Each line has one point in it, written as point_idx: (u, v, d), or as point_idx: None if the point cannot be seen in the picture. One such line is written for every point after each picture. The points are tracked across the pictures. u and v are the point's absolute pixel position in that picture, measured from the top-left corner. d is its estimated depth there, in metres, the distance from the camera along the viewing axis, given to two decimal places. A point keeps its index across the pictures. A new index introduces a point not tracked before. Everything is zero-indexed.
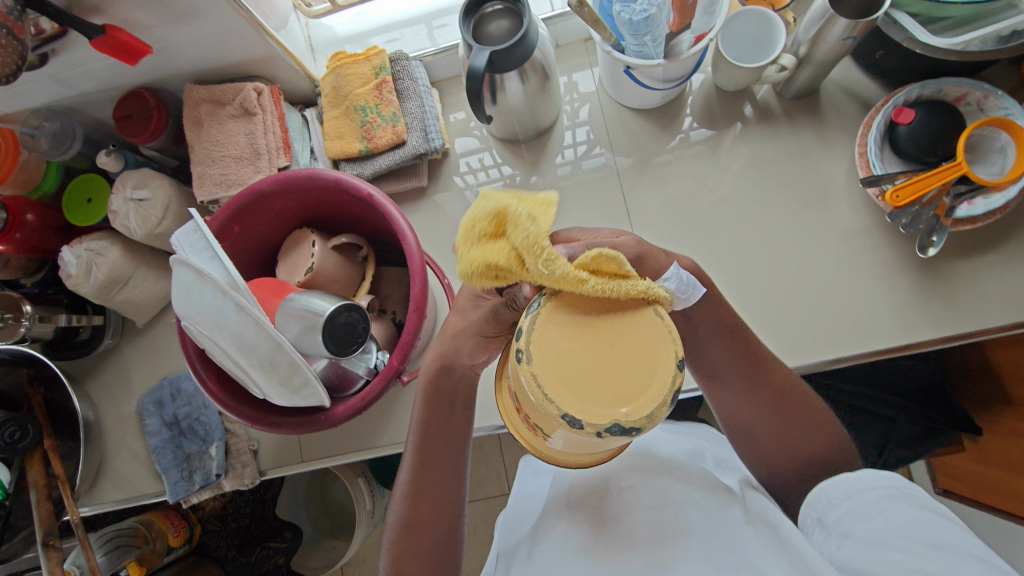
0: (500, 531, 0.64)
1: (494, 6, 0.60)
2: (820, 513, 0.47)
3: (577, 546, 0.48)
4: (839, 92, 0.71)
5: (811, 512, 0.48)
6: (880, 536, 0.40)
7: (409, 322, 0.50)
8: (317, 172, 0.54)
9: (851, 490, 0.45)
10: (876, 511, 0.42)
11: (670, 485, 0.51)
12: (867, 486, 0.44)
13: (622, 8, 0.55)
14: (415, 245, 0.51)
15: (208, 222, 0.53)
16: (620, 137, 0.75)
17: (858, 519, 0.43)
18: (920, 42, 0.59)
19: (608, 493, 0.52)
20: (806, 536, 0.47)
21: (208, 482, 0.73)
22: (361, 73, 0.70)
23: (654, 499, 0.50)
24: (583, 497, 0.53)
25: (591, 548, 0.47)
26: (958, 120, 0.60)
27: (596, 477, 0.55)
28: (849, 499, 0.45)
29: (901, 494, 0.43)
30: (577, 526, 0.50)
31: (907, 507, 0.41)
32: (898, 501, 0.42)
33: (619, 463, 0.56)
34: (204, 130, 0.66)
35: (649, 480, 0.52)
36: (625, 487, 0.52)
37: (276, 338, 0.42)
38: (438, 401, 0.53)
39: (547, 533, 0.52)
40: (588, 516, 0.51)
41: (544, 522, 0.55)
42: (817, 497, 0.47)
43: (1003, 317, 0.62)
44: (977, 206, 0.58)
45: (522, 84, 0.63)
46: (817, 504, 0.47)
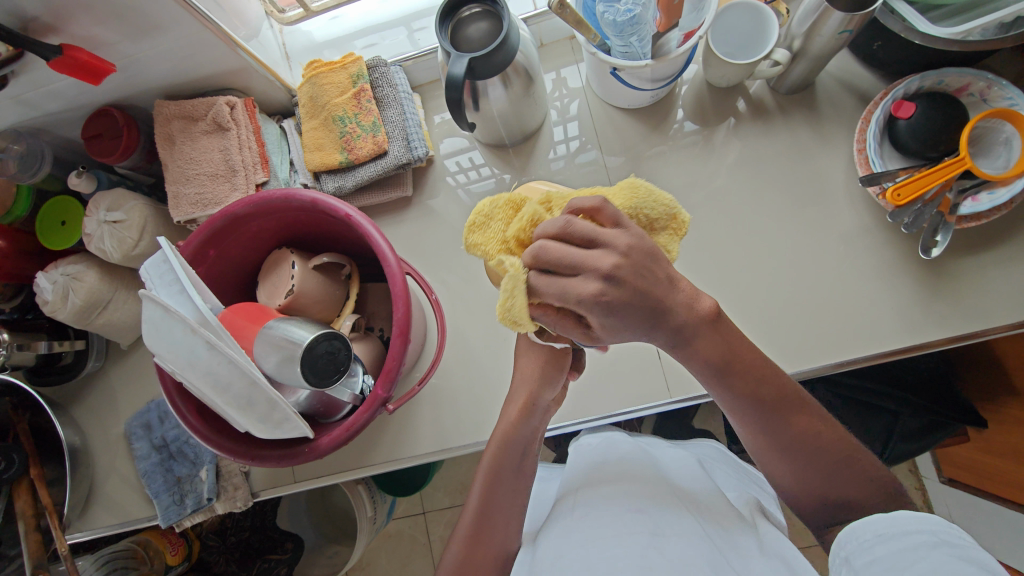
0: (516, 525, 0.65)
1: (471, 9, 0.57)
2: (847, 554, 0.41)
3: (589, 533, 0.48)
4: (836, 85, 0.68)
5: (838, 552, 0.42)
6: None
7: (393, 348, 0.48)
8: (292, 192, 0.51)
9: (886, 532, 0.39)
10: (911, 560, 0.36)
11: (673, 502, 0.52)
12: (904, 529, 0.39)
13: (605, 9, 0.52)
14: (396, 265, 0.49)
15: (182, 248, 0.51)
16: (611, 140, 0.73)
17: (887, 564, 0.38)
18: (919, 32, 0.57)
19: (615, 512, 0.50)
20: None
21: (200, 505, 0.71)
22: (338, 81, 0.67)
23: (662, 522, 0.48)
24: (589, 511, 0.51)
25: (597, 538, 0.47)
26: (961, 113, 0.58)
27: (605, 494, 0.53)
28: (883, 545, 0.39)
29: (934, 542, 0.37)
30: (582, 537, 0.48)
31: (939, 555, 0.35)
32: (934, 550, 0.36)
33: (628, 473, 0.56)
34: (177, 147, 0.64)
35: (654, 493, 0.53)
36: (633, 509, 0.50)
37: (252, 376, 0.40)
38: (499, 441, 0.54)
39: (555, 528, 0.53)
40: (596, 528, 0.48)
41: (554, 519, 0.55)
42: (843, 536, 0.42)
43: (1010, 315, 0.60)
44: (982, 202, 0.56)
45: (505, 90, 0.61)
46: (844, 545, 0.42)
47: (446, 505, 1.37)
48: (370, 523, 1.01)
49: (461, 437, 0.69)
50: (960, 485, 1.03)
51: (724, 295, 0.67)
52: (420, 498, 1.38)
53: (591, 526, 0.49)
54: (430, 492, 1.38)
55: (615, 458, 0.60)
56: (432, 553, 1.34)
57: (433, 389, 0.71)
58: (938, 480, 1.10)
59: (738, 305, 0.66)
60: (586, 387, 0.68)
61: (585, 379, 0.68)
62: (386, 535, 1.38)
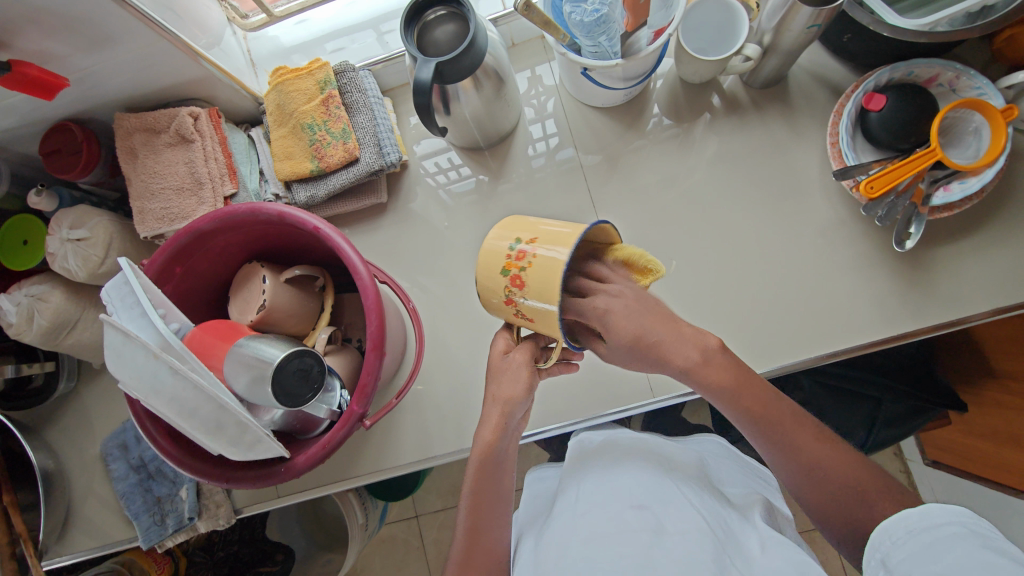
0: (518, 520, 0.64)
1: (436, 12, 0.56)
2: (883, 555, 0.38)
3: (596, 525, 0.48)
4: (808, 78, 0.68)
5: (870, 553, 0.39)
6: None
7: (368, 363, 0.47)
8: (258, 206, 0.49)
9: (917, 527, 0.37)
10: (944, 552, 0.35)
11: (678, 492, 0.52)
12: (934, 522, 0.37)
13: (572, 9, 0.52)
14: (368, 278, 0.47)
15: (146, 267, 0.50)
16: (586, 139, 0.72)
17: (922, 561, 0.35)
18: (887, 25, 0.57)
19: (617, 510, 0.50)
20: None
21: (182, 526, 0.70)
22: (305, 88, 0.66)
23: (663, 518, 0.47)
24: (593, 507, 0.51)
25: (603, 531, 0.47)
26: (931, 104, 0.58)
27: (603, 490, 0.53)
28: (915, 540, 0.37)
29: (967, 533, 0.35)
30: (584, 537, 0.47)
31: (973, 546, 0.34)
32: (967, 541, 0.34)
33: (632, 466, 0.56)
34: (140, 161, 0.62)
35: (659, 484, 0.53)
36: (635, 504, 0.50)
37: (220, 401, 0.39)
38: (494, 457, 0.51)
39: (560, 519, 0.53)
40: (599, 526, 0.48)
41: (558, 510, 0.55)
42: (876, 536, 0.39)
43: (986, 304, 0.61)
44: (954, 192, 0.57)
45: (476, 93, 0.60)
46: (878, 545, 0.39)
47: (438, 508, 1.36)
48: (361, 530, 1.00)
49: (445, 445, 0.69)
50: (943, 466, 1.05)
51: (705, 292, 0.67)
52: (412, 501, 1.37)
53: (591, 523, 0.49)
54: (422, 495, 1.37)
55: (620, 449, 0.60)
56: (426, 555, 1.34)
57: (416, 398, 0.70)
58: (922, 462, 1.12)
59: (720, 302, 0.66)
60: (569, 388, 0.68)
61: (566, 381, 0.68)
62: (379, 540, 1.37)
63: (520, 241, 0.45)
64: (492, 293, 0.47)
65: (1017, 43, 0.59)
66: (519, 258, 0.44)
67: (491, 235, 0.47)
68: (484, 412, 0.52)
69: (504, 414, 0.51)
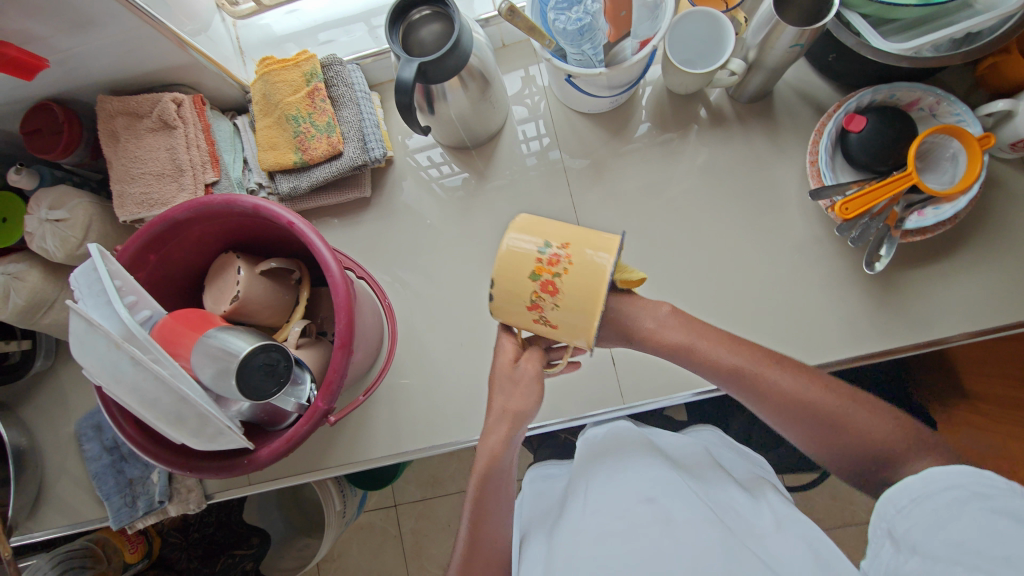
0: (527, 505, 0.63)
1: (421, 11, 0.55)
2: (889, 524, 0.42)
3: (609, 525, 0.48)
4: (794, 95, 0.68)
5: (878, 523, 0.42)
6: (954, 555, 0.36)
7: (334, 360, 0.47)
8: (233, 199, 0.49)
9: (921, 497, 0.40)
10: (949, 518, 0.38)
11: (688, 490, 0.51)
12: (938, 489, 0.39)
13: (556, 16, 0.52)
14: (339, 276, 0.48)
15: (120, 254, 0.50)
16: (571, 144, 0.72)
17: (927, 531, 0.38)
18: (870, 47, 0.57)
19: (627, 504, 0.50)
20: (874, 550, 0.42)
21: (152, 508, 0.71)
22: (291, 79, 0.65)
23: (673, 509, 0.48)
24: (603, 507, 0.51)
25: (615, 533, 0.47)
26: (910, 128, 0.58)
27: (612, 482, 0.54)
28: (920, 508, 0.40)
29: (969, 496, 0.38)
30: (594, 534, 0.48)
31: (974, 511, 0.37)
32: (969, 506, 0.37)
33: (644, 462, 0.56)
34: (121, 145, 0.61)
35: (669, 479, 0.52)
36: (644, 501, 0.50)
37: (181, 393, 0.39)
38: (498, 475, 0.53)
39: (573, 517, 0.53)
40: (608, 522, 0.49)
41: (570, 508, 0.55)
42: (880, 507, 0.43)
43: (954, 328, 0.62)
44: (927, 217, 0.57)
45: (461, 92, 0.60)
46: (884, 516, 0.42)
47: (416, 498, 1.38)
48: (338, 517, 1.01)
49: (417, 441, 0.70)
50: None
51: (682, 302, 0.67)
52: (391, 490, 1.38)
53: (601, 520, 0.49)
54: (401, 485, 1.38)
55: (629, 445, 0.60)
56: (402, 544, 1.36)
57: (390, 393, 0.71)
58: None
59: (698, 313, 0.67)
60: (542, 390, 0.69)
61: None
62: (357, 527, 1.38)
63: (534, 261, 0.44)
64: (512, 297, 0.46)
65: (999, 71, 0.59)
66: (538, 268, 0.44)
67: (509, 236, 0.45)
68: (493, 422, 0.55)
69: (513, 425, 0.54)
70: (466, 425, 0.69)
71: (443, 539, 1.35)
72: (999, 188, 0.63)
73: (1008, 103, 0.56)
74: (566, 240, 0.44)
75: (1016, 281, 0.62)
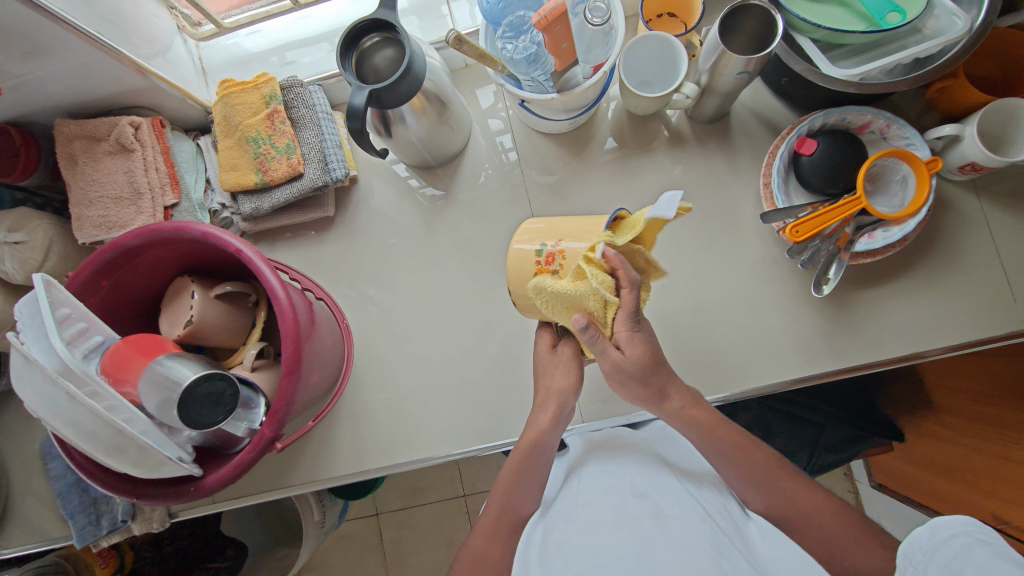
0: None
1: (371, 39, 0.55)
2: None
3: (603, 514, 0.48)
4: (750, 117, 0.69)
5: None
6: None
7: (280, 388, 0.47)
8: (183, 226, 0.50)
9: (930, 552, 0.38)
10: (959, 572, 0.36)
11: (679, 487, 0.52)
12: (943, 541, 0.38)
13: (504, 45, 0.53)
14: (287, 304, 0.48)
15: (70, 281, 0.50)
16: (534, 164, 0.73)
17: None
18: (819, 72, 0.58)
19: (619, 500, 0.50)
20: None
21: (116, 527, 0.71)
22: (251, 102, 0.66)
23: (663, 505, 0.48)
24: (595, 498, 0.51)
25: (604, 521, 0.47)
26: (858, 152, 0.59)
27: (604, 478, 0.54)
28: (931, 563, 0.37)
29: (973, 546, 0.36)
30: (585, 528, 0.48)
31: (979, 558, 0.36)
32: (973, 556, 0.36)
33: (639, 461, 0.56)
34: (80, 168, 0.62)
35: (661, 479, 0.53)
36: (635, 495, 0.50)
37: (118, 425, 0.40)
38: (530, 455, 0.54)
39: (563, 508, 0.53)
40: (599, 516, 0.48)
41: (565, 496, 0.55)
42: (899, 563, 0.39)
43: (904, 348, 0.63)
44: (877, 239, 0.58)
45: (419, 116, 0.60)
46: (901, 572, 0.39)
47: (397, 507, 1.38)
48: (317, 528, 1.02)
49: (380, 458, 0.70)
50: (884, 490, 1.08)
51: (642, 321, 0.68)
52: (372, 499, 1.39)
53: (591, 514, 0.49)
54: (383, 494, 1.38)
55: (626, 447, 0.60)
56: (384, 552, 1.36)
57: (354, 411, 0.71)
58: (867, 484, 1.14)
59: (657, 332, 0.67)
60: (504, 409, 0.69)
61: (497, 402, 0.70)
62: (338, 536, 1.38)
63: (545, 247, 0.49)
64: (521, 292, 0.52)
65: (947, 95, 0.60)
66: (548, 262, 0.49)
67: (514, 240, 0.51)
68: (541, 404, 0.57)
69: (559, 404, 0.55)
70: (429, 442, 0.70)
71: (423, 548, 1.35)
72: (950, 210, 0.63)
73: (954, 127, 0.57)
74: (555, 237, 0.49)
75: (964, 301, 0.63)
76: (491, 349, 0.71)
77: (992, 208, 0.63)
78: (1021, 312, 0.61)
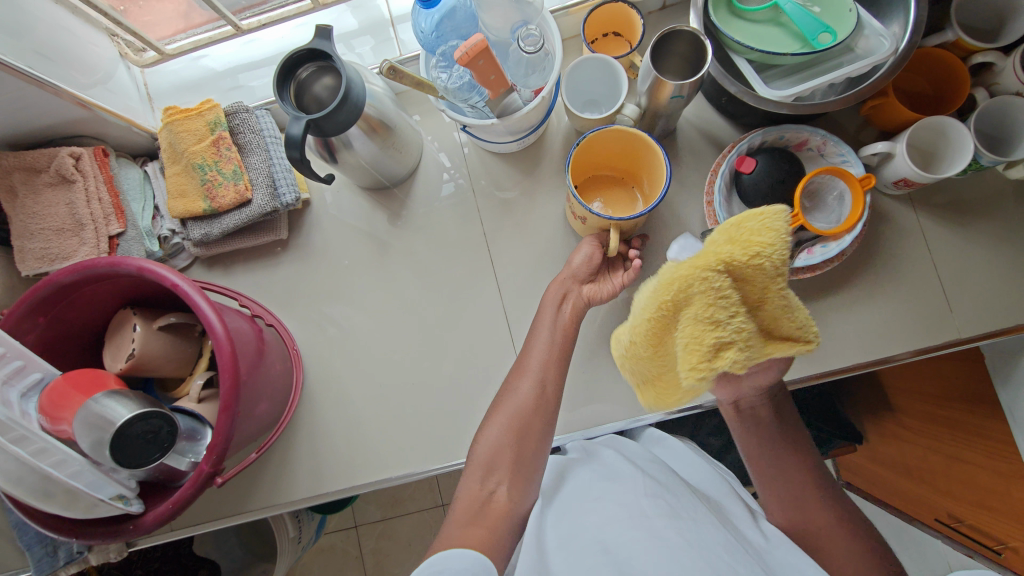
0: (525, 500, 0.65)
1: (308, 69, 0.56)
2: None
3: (620, 514, 0.51)
4: (696, 133, 0.70)
5: None
6: None
7: (217, 424, 0.47)
8: (116, 262, 0.50)
9: None
10: None
11: (690, 494, 0.55)
12: None
13: (443, 75, 0.54)
14: (223, 337, 0.48)
15: (3, 319, 0.50)
16: (487, 183, 0.73)
17: None
18: (755, 95, 0.59)
19: (632, 499, 0.53)
20: None
21: (74, 557, 0.71)
22: (195, 129, 0.65)
23: (679, 507, 0.51)
24: (606, 498, 0.54)
25: (616, 525, 0.50)
26: (796, 170, 0.61)
27: (616, 478, 0.56)
28: None
29: None
30: (598, 528, 0.51)
31: None
32: None
33: (654, 468, 0.59)
34: (20, 200, 0.61)
35: (671, 482, 0.56)
36: (649, 494, 0.53)
37: (45, 471, 0.43)
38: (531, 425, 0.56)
39: (577, 505, 0.56)
40: (615, 514, 0.51)
41: (580, 488, 0.58)
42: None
43: (849, 359, 0.65)
44: (816, 254, 0.60)
45: (366, 140, 0.61)
46: None
47: (377, 518, 1.37)
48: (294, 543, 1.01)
49: (337, 481, 0.70)
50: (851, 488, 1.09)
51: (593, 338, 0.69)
52: (352, 512, 1.38)
53: (608, 513, 0.52)
54: (362, 506, 1.38)
55: (642, 455, 0.62)
56: (364, 564, 1.36)
57: (312, 435, 0.71)
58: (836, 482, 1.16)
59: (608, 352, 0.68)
60: (461, 427, 0.70)
61: (454, 422, 0.70)
62: (319, 550, 1.38)
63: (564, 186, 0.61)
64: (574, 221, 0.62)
65: (880, 112, 0.62)
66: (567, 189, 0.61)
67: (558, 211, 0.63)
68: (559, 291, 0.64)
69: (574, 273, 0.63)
70: (387, 463, 0.70)
71: (404, 559, 1.35)
72: (888, 223, 0.65)
73: (886, 145, 0.58)
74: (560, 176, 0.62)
75: (905, 314, 0.64)
76: (446, 369, 0.71)
77: (928, 221, 0.65)
78: (958, 323, 0.63)
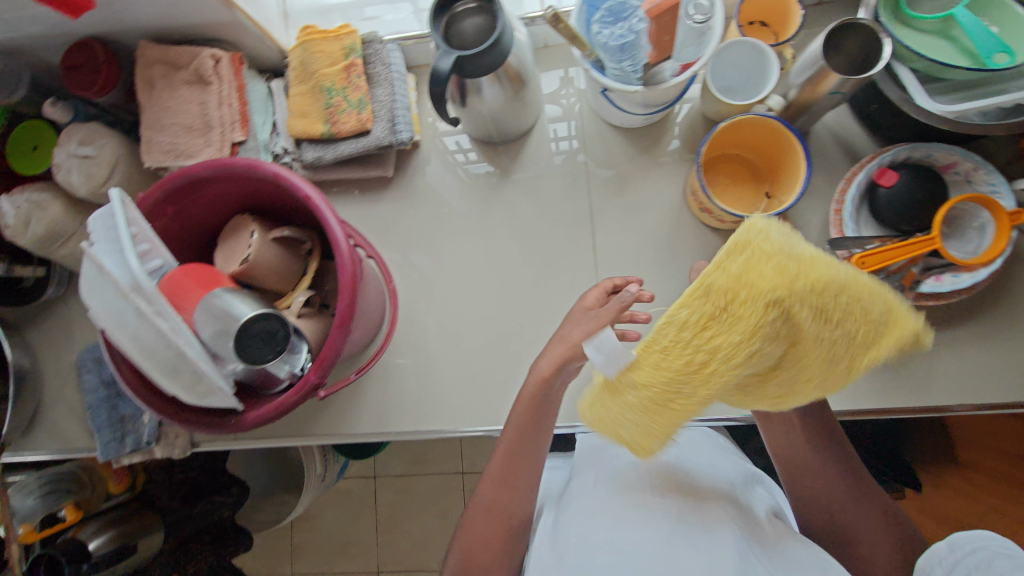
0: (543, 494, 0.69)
1: (465, 5, 0.55)
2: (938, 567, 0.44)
3: (619, 513, 0.54)
4: (829, 139, 0.67)
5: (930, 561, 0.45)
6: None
7: (331, 337, 0.48)
8: (254, 165, 0.50)
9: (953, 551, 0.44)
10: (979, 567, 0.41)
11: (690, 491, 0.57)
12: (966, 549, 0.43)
13: (600, 29, 0.51)
14: (348, 255, 0.48)
15: (139, 201, 0.51)
16: (599, 155, 0.72)
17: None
18: (915, 104, 0.56)
19: (631, 497, 0.55)
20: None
21: (138, 447, 0.73)
22: (330, 52, 0.66)
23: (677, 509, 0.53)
24: (607, 496, 0.57)
25: (619, 525, 0.53)
26: (941, 190, 0.57)
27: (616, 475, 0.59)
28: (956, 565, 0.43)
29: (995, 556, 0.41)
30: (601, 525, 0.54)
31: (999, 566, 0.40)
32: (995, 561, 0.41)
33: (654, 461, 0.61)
34: (155, 93, 0.62)
35: (671, 477, 0.58)
36: (648, 494, 0.55)
37: (178, 347, 0.42)
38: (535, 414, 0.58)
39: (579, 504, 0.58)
40: (613, 513, 0.54)
41: (584, 487, 0.60)
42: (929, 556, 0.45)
43: (951, 398, 0.62)
44: (944, 283, 0.57)
45: (498, 89, 0.60)
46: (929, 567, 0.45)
47: (398, 473, 1.39)
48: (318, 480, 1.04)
49: (401, 423, 0.70)
50: None
51: None
52: (374, 462, 1.40)
53: (609, 510, 0.55)
54: (385, 458, 1.40)
55: (646, 446, 0.64)
56: (377, 514, 1.38)
57: (384, 373, 0.72)
58: None
59: None
60: None
61: None
62: (335, 492, 1.40)
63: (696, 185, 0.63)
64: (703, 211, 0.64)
65: None
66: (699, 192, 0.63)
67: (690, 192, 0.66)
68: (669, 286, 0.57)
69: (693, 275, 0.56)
70: (452, 415, 0.70)
71: (417, 517, 1.37)
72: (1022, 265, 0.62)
73: None
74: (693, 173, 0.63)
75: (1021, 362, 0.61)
76: (527, 334, 0.70)
77: None
78: None
